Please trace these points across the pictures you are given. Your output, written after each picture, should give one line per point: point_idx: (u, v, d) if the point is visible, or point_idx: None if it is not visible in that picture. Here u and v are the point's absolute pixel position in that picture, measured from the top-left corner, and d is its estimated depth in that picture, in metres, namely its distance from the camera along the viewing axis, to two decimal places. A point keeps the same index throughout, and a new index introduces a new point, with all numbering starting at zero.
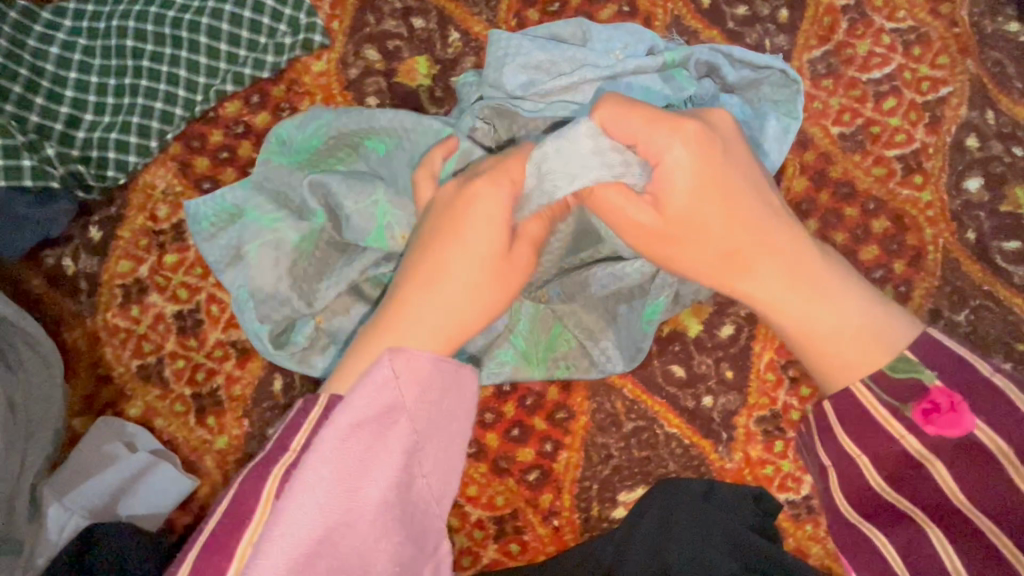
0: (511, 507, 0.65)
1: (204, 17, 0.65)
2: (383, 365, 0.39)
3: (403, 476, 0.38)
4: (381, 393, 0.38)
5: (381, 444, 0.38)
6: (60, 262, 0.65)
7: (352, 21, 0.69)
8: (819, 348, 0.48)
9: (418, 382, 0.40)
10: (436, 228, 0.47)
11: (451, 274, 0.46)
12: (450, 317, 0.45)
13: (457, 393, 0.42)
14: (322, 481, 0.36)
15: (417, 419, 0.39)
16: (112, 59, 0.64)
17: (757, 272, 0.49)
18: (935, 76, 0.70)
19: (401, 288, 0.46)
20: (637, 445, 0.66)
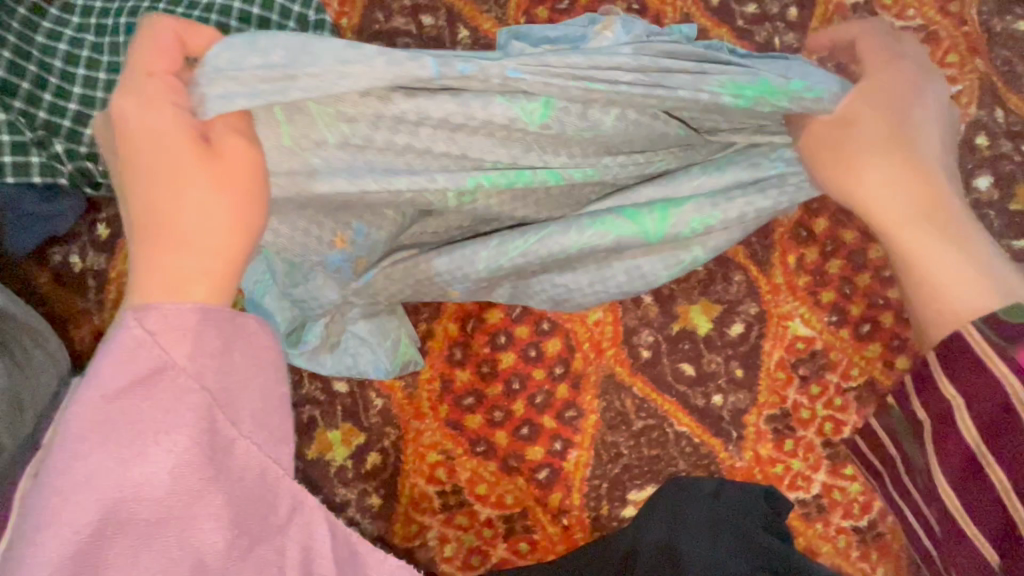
0: (521, 505, 0.65)
1: (212, 14, 0.65)
2: (128, 323, 0.36)
3: (215, 437, 0.35)
4: (138, 352, 0.35)
5: (167, 401, 0.34)
6: (68, 258, 0.65)
7: (361, 19, 0.68)
8: (941, 297, 0.46)
9: (186, 337, 0.36)
10: (154, 181, 0.41)
11: (185, 222, 0.41)
12: (198, 267, 0.40)
13: (241, 345, 0.39)
14: (101, 456, 0.33)
15: (202, 373, 0.36)
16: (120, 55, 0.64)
17: (889, 202, 0.48)
18: (945, 74, 0.70)
19: (142, 234, 0.41)
20: (647, 444, 0.66)
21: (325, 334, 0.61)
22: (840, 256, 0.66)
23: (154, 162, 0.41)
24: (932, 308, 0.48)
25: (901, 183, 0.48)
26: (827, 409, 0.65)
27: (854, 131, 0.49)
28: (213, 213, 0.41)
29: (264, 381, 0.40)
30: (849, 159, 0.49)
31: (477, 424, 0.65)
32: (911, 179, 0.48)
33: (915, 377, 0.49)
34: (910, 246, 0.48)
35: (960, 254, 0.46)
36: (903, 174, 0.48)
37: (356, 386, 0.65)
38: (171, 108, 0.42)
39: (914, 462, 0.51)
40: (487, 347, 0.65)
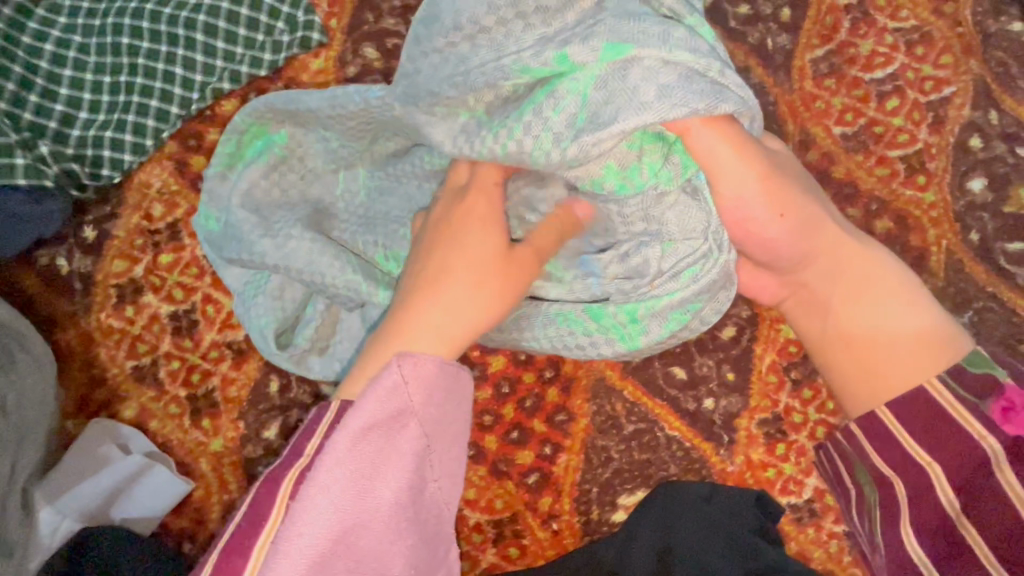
0: (510, 510, 0.64)
1: (200, 15, 0.64)
2: (392, 369, 0.41)
3: (415, 482, 0.41)
4: (392, 396, 0.41)
5: (400, 446, 0.40)
6: (53, 262, 0.64)
7: (351, 19, 0.68)
8: (854, 350, 0.56)
9: (428, 390, 0.42)
10: (464, 266, 0.50)
11: (445, 296, 0.49)
12: (465, 322, 0.49)
13: (456, 395, 0.44)
14: (335, 485, 0.38)
15: (428, 422, 0.42)
16: (107, 56, 0.64)
17: (819, 267, 0.56)
18: (939, 76, 0.70)
19: (437, 293, 0.49)
20: (638, 448, 0.65)
21: (316, 337, 0.61)
22: None
23: (459, 246, 0.50)
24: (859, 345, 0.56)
25: (836, 258, 0.56)
26: (820, 413, 0.65)
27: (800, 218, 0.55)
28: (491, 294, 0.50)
29: (448, 435, 0.43)
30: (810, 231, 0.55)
31: (466, 428, 0.64)
32: (832, 251, 0.56)
33: (869, 424, 0.54)
34: (840, 310, 0.56)
35: (888, 313, 0.55)
36: (820, 250, 0.56)
37: None
38: (476, 204, 0.52)
39: (867, 495, 0.56)
40: (477, 350, 0.65)
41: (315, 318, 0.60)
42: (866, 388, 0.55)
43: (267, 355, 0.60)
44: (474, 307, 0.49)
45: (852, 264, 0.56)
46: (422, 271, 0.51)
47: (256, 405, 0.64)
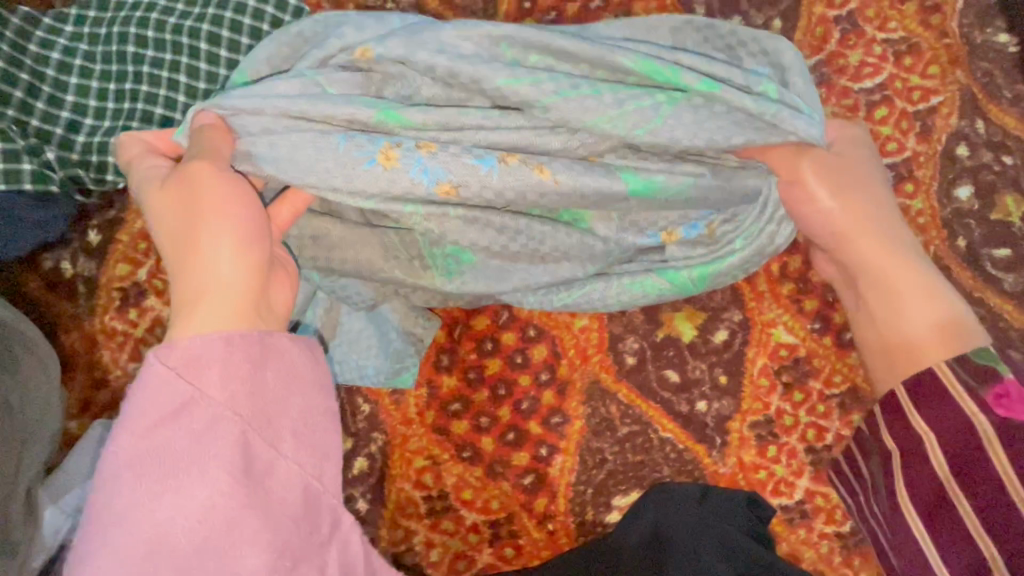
0: (506, 511, 0.65)
1: (204, 24, 0.66)
2: (219, 342, 0.44)
3: (257, 460, 0.43)
4: (166, 387, 0.42)
5: (202, 430, 0.42)
6: (58, 265, 0.66)
7: None
8: (896, 332, 0.58)
9: (208, 369, 0.43)
10: (173, 206, 0.49)
11: (210, 261, 0.48)
12: (219, 279, 0.47)
13: (286, 361, 0.47)
14: (128, 478, 0.41)
15: (236, 401, 0.43)
16: (113, 64, 0.65)
17: (877, 246, 0.59)
18: (926, 85, 0.71)
19: (180, 266, 0.49)
20: (632, 449, 0.66)
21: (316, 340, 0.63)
22: None
23: (179, 196, 0.49)
24: (897, 335, 0.58)
25: (886, 235, 0.60)
26: (810, 416, 0.66)
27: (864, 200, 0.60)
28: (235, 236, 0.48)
29: (318, 402, 0.48)
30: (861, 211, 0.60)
31: (463, 429, 0.66)
32: (893, 240, 0.59)
33: (934, 407, 0.54)
34: (889, 282, 0.59)
35: (927, 299, 0.58)
36: (876, 226, 0.60)
37: (345, 391, 0.66)
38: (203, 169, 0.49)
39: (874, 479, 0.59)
40: (474, 352, 0.66)
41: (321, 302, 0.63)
42: (899, 359, 0.58)
43: None
44: (221, 270, 0.47)
45: (901, 248, 0.60)
46: (169, 231, 0.50)
47: None
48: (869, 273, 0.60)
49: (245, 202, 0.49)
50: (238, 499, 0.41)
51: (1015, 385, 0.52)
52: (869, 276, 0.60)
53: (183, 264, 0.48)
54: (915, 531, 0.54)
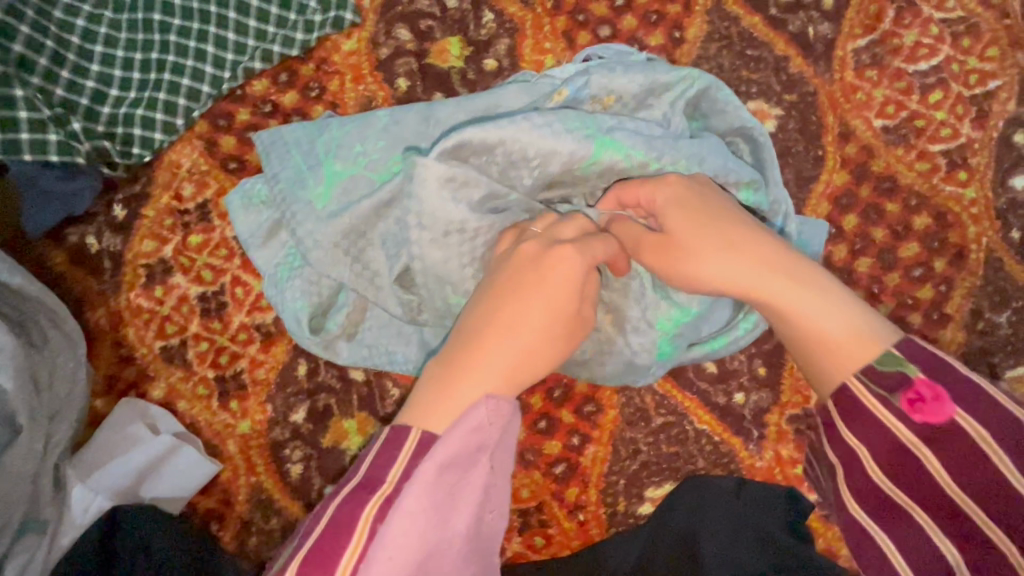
0: (537, 500, 0.64)
1: None
2: (482, 410, 0.41)
3: (480, 524, 0.40)
4: (473, 435, 0.40)
5: (471, 484, 0.40)
6: (83, 240, 0.64)
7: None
8: (811, 329, 0.45)
9: (500, 430, 0.41)
10: (505, 301, 0.44)
11: (498, 341, 0.43)
12: (530, 331, 0.43)
13: (513, 435, 0.43)
14: (410, 514, 0.37)
15: (494, 464, 0.41)
16: (139, 33, 0.63)
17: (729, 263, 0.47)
18: (984, 69, 0.68)
19: (453, 359, 0.43)
20: (666, 441, 0.64)
21: (349, 321, 0.61)
22: (869, 255, 0.67)
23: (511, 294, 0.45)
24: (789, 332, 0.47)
25: (746, 253, 0.47)
26: None
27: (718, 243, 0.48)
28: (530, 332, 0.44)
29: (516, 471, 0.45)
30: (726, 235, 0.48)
31: None
32: (741, 260, 0.47)
33: (839, 404, 0.44)
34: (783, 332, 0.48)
35: (813, 291, 0.46)
36: (707, 241, 0.48)
37: (374, 375, 0.64)
38: (546, 263, 0.45)
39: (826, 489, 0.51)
40: None
41: (347, 305, 0.60)
42: (831, 363, 0.45)
43: (296, 337, 0.61)
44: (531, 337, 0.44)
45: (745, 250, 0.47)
46: (489, 307, 0.45)
47: (284, 387, 0.64)
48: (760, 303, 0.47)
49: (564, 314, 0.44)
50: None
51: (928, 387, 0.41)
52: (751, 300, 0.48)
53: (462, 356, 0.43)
54: (855, 515, 0.45)
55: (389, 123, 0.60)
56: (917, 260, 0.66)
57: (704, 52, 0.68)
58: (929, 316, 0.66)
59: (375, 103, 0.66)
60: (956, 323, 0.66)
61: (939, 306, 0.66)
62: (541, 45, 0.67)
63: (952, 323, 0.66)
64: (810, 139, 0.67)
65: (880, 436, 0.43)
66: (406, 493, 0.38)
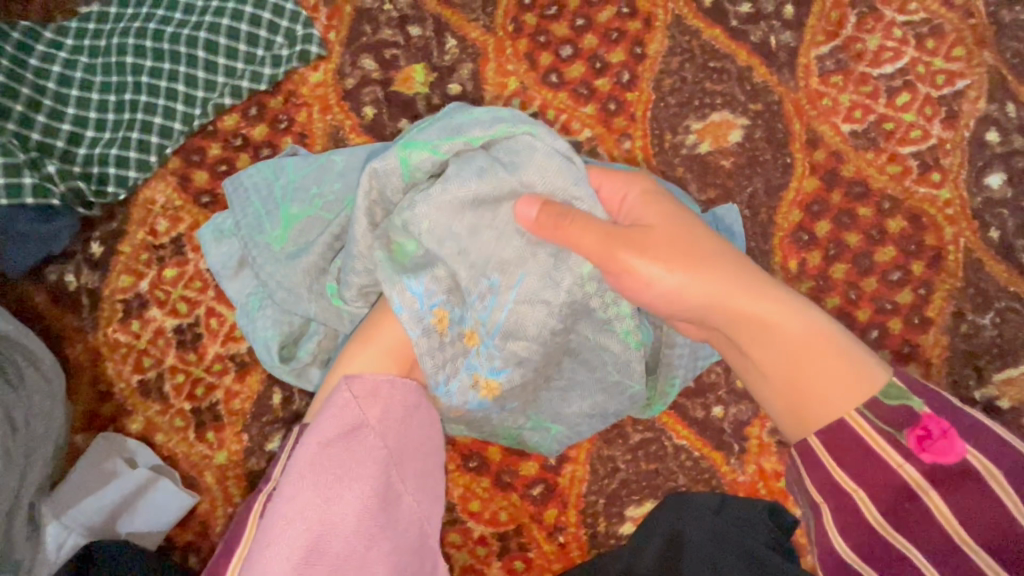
0: (515, 523, 0.63)
1: (201, 32, 0.65)
2: (342, 390, 0.49)
3: (382, 489, 0.46)
4: (348, 412, 0.48)
5: (361, 458, 0.46)
6: (62, 278, 0.65)
7: (349, 32, 0.68)
8: (775, 363, 0.50)
9: (378, 404, 0.49)
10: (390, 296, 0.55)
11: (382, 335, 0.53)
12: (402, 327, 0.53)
13: (418, 412, 0.51)
14: (305, 491, 0.44)
15: (386, 434, 0.48)
16: (112, 75, 0.65)
17: (708, 285, 0.50)
18: (951, 69, 0.67)
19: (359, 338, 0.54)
20: (645, 458, 0.63)
21: (319, 350, 0.61)
22: (844, 261, 0.66)
23: None
24: (774, 356, 0.50)
25: (710, 273, 0.51)
26: None
27: (657, 258, 0.50)
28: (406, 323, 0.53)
29: (436, 446, 0.52)
30: (692, 257, 0.51)
31: (470, 438, 0.64)
32: (729, 283, 0.50)
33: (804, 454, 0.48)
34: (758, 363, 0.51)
35: (770, 298, 0.50)
36: (667, 254, 0.51)
37: None
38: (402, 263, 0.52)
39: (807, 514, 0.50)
40: None
41: (318, 332, 0.60)
42: (810, 416, 0.48)
43: (268, 366, 0.61)
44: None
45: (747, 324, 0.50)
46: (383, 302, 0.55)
47: (259, 416, 0.64)
48: (736, 322, 0.51)
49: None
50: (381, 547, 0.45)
51: (938, 424, 0.42)
52: (737, 321, 0.51)
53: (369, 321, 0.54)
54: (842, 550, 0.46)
55: (346, 167, 0.62)
56: (894, 264, 0.65)
57: (666, 67, 0.68)
58: (910, 321, 0.65)
59: (343, 132, 0.67)
60: (939, 327, 0.65)
61: (919, 310, 0.65)
62: (504, 67, 0.68)
63: (934, 327, 0.65)
64: (777, 147, 0.67)
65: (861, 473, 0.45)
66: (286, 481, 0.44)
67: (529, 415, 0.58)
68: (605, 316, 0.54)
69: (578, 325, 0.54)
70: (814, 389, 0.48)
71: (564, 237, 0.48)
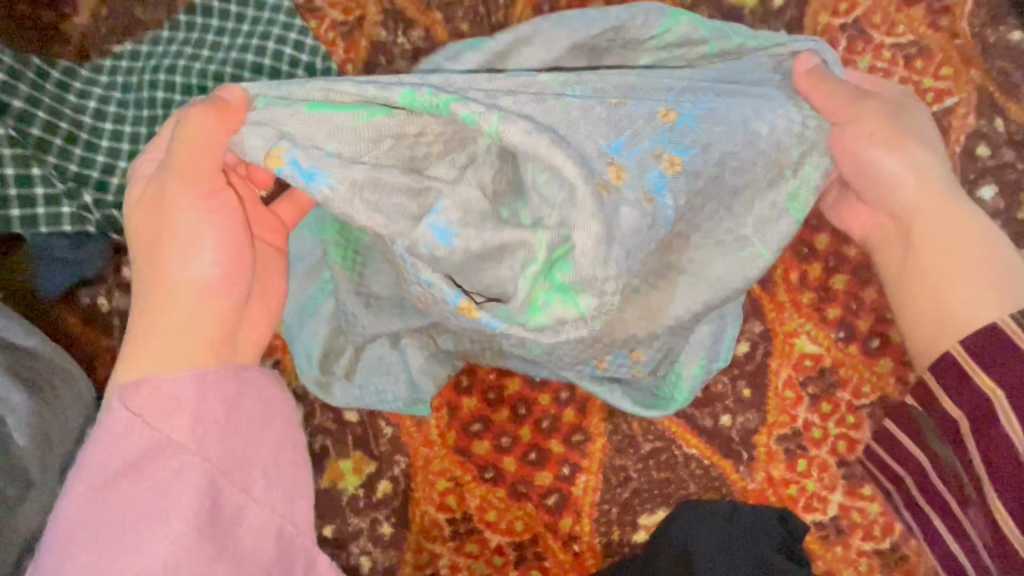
0: (531, 532, 0.65)
1: (227, 68, 0.69)
2: (117, 407, 0.45)
3: (208, 508, 0.44)
4: (128, 435, 0.45)
5: (169, 479, 0.44)
6: (95, 300, 0.69)
7: (365, 64, 0.72)
8: (914, 275, 0.58)
9: (183, 408, 0.47)
10: (146, 235, 0.52)
11: (177, 312, 0.51)
12: (189, 279, 0.51)
13: (272, 410, 0.52)
14: (111, 516, 0.43)
15: (206, 450, 0.46)
16: (144, 109, 0.69)
17: (943, 186, 0.58)
18: (939, 87, 0.70)
19: (144, 295, 0.52)
20: (656, 466, 0.65)
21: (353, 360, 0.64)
22: (843, 272, 0.67)
23: (155, 228, 0.51)
24: (931, 267, 0.57)
25: (931, 186, 0.58)
26: (840, 427, 0.65)
27: (885, 150, 0.58)
28: (200, 268, 0.52)
29: (284, 434, 0.52)
30: (902, 140, 0.58)
31: (485, 450, 0.66)
32: (941, 200, 0.58)
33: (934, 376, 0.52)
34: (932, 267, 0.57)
35: (956, 216, 0.57)
36: (902, 150, 0.58)
37: (367, 415, 0.66)
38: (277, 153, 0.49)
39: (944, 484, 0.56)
40: (493, 373, 0.66)
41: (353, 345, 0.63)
42: (928, 301, 0.57)
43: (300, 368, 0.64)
44: (205, 274, 0.52)
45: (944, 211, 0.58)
46: (154, 247, 0.52)
47: None
48: (915, 249, 0.58)
49: (235, 250, 0.52)
50: (205, 554, 0.43)
51: None
52: (913, 217, 0.59)
53: (150, 281, 0.52)
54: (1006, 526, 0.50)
55: None
56: None
57: None
58: None
59: None
60: None
61: None
62: None
63: None
64: None
65: (969, 401, 0.53)
66: (106, 506, 0.43)
67: (600, 319, 0.51)
68: (737, 230, 0.59)
69: (671, 254, 0.58)
70: (957, 268, 0.56)
71: (850, 123, 0.57)
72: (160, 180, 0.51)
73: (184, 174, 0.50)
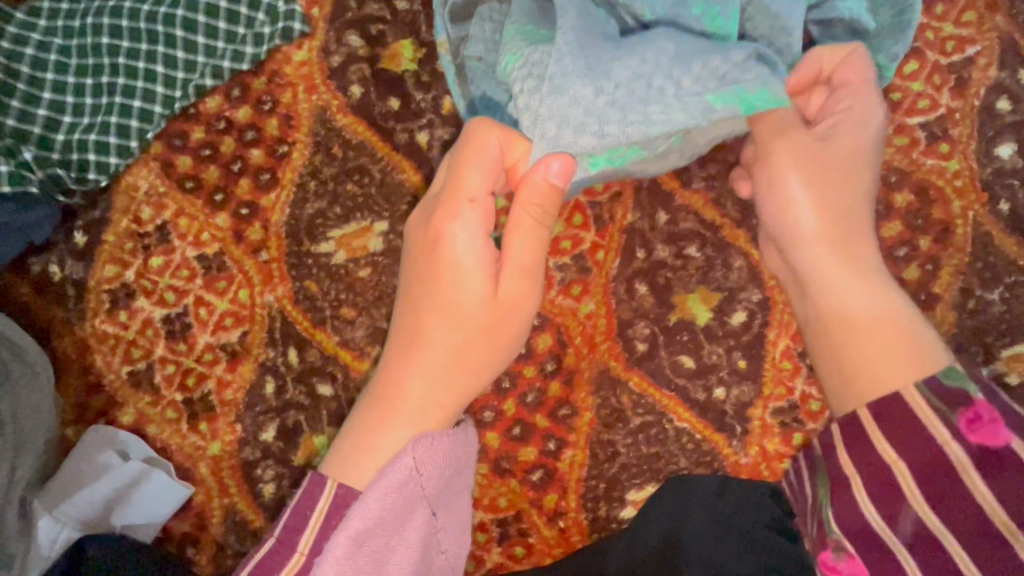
0: (515, 509, 0.62)
1: (179, 10, 0.63)
2: (410, 453, 0.53)
3: (421, 560, 0.52)
4: (401, 487, 0.52)
5: (412, 528, 0.52)
6: (46, 268, 0.64)
7: (334, 6, 0.65)
8: (844, 362, 0.55)
9: (434, 466, 0.54)
10: (454, 324, 0.57)
11: (407, 393, 0.56)
12: (452, 357, 0.57)
13: (469, 458, 0.58)
14: (345, 563, 0.49)
15: (434, 503, 0.53)
16: (88, 57, 0.63)
17: (843, 290, 0.56)
18: (961, 35, 0.65)
19: (417, 356, 0.57)
20: (645, 441, 0.62)
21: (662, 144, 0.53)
22: None
23: (429, 370, 0.57)
24: (833, 315, 0.56)
25: (852, 265, 0.56)
26: None
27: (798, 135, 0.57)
28: (483, 329, 0.57)
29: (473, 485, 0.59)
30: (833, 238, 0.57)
31: None
32: (856, 282, 0.56)
33: (845, 426, 0.53)
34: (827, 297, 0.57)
35: (853, 306, 0.55)
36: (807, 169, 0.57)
37: (341, 389, 0.62)
38: (487, 138, 0.54)
39: None
40: None
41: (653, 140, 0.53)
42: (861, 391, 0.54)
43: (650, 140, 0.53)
44: (473, 358, 0.57)
45: (840, 172, 0.57)
46: (433, 313, 0.57)
47: (253, 406, 0.63)
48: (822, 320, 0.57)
49: (496, 340, 0.58)
50: None
51: None
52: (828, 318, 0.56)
53: (439, 290, 0.56)
54: None
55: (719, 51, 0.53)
56: (900, 240, 0.63)
57: None
58: (916, 297, 0.63)
59: (330, 113, 0.65)
60: (946, 303, 0.63)
61: (926, 286, 0.63)
62: None
63: (941, 303, 0.63)
64: None
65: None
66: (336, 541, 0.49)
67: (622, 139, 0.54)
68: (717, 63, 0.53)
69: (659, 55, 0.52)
70: (864, 337, 0.54)
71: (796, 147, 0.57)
72: (475, 275, 0.56)
73: (447, 212, 0.55)
